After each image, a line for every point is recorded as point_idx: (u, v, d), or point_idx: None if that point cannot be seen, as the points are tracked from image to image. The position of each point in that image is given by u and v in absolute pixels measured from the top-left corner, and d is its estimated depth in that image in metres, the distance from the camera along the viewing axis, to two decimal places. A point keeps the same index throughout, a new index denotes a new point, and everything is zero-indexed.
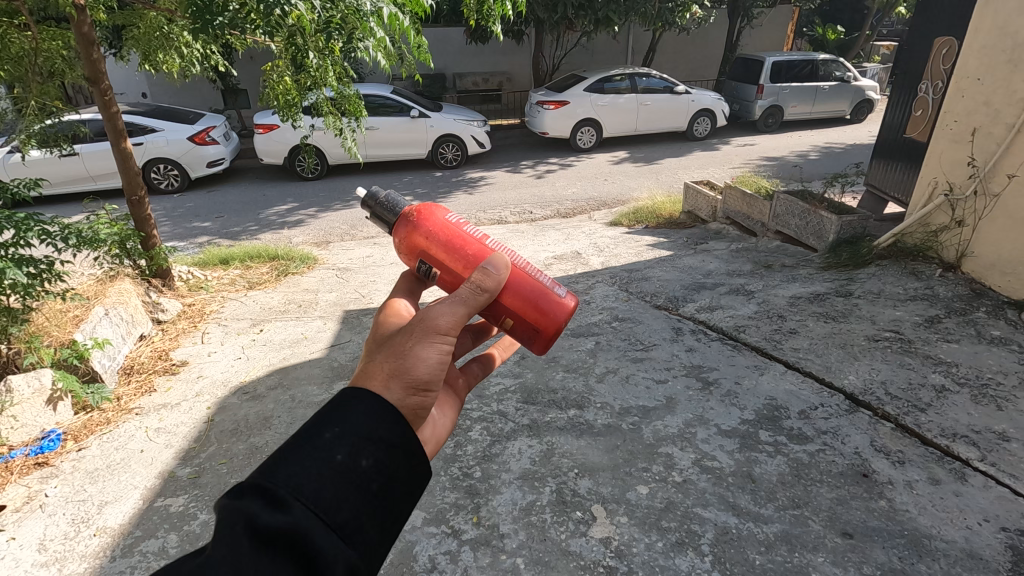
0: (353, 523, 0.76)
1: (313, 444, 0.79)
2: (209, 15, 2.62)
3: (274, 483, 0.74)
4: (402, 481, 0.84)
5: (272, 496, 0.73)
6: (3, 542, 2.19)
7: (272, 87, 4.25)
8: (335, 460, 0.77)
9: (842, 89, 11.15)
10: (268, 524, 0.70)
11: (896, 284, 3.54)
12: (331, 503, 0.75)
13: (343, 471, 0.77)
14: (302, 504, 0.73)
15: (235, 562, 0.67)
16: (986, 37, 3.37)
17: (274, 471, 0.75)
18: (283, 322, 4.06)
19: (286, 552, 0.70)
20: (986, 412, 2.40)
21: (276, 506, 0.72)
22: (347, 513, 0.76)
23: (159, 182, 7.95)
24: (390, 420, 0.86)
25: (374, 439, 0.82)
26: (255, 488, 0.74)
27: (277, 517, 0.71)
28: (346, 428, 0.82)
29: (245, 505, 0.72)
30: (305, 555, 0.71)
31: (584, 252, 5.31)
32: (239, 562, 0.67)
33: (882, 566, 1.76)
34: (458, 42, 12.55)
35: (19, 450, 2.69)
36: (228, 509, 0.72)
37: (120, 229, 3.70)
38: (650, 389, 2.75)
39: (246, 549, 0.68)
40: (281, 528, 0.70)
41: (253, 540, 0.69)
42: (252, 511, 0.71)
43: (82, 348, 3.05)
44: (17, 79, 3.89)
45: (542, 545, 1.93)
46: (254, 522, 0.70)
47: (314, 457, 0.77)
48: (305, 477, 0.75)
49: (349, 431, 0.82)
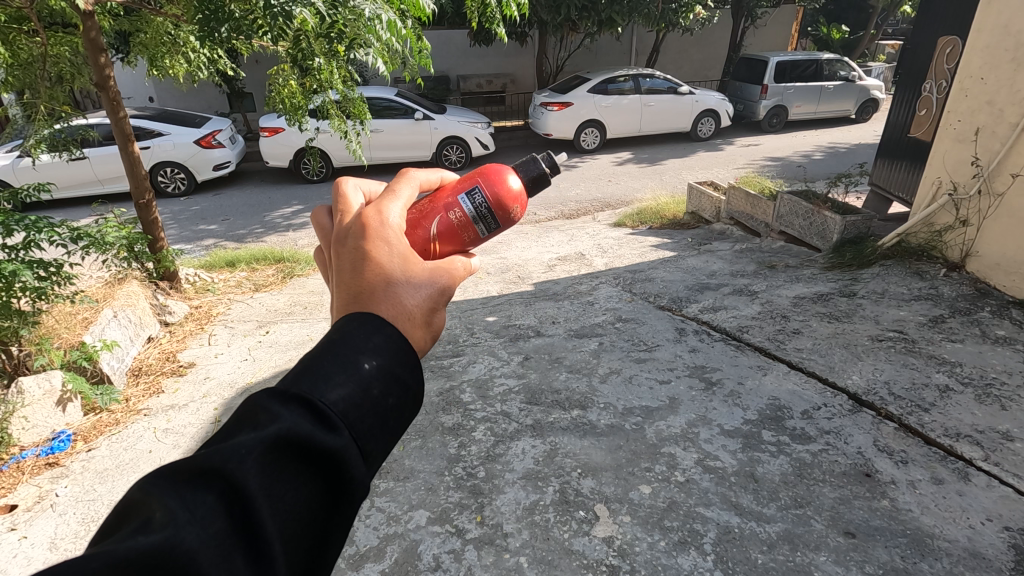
0: (377, 452, 0.81)
1: (355, 372, 0.81)
2: (215, 23, 2.69)
3: (321, 403, 0.77)
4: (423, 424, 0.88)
5: (318, 414, 0.76)
6: (15, 541, 2.23)
7: (277, 91, 4.29)
8: (374, 393, 0.81)
9: (847, 89, 11.13)
10: (311, 440, 0.74)
11: (901, 284, 3.53)
12: (366, 431, 0.79)
13: (379, 407, 0.81)
14: (345, 428, 0.77)
15: (278, 468, 0.72)
16: (990, 36, 3.36)
17: (322, 389, 0.79)
18: (289, 323, 4.10)
19: (322, 466, 0.75)
20: (990, 412, 2.40)
21: (325, 426, 0.76)
22: (375, 444, 0.80)
23: (166, 186, 8.02)
24: (418, 363, 0.89)
25: (407, 382, 0.86)
26: (300, 401, 0.77)
27: (322, 435, 0.75)
28: (386, 362, 0.85)
29: (291, 415, 0.75)
30: (337, 477, 0.76)
31: (587, 253, 5.33)
32: (281, 468, 0.72)
33: (885, 565, 1.76)
34: (461, 45, 12.61)
35: (30, 450, 2.74)
36: (274, 415, 0.74)
37: (128, 233, 3.75)
38: (653, 390, 2.76)
39: (287, 457, 0.73)
40: (324, 447, 0.75)
41: (294, 450, 0.73)
42: (299, 426, 0.74)
43: (91, 349, 3.10)
44: (27, 85, 3.95)
45: (545, 544, 1.94)
46: (300, 434, 0.74)
47: (357, 390, 0.80)
48: (348, 405, 0.79)
49: (388, 366, 0.85)
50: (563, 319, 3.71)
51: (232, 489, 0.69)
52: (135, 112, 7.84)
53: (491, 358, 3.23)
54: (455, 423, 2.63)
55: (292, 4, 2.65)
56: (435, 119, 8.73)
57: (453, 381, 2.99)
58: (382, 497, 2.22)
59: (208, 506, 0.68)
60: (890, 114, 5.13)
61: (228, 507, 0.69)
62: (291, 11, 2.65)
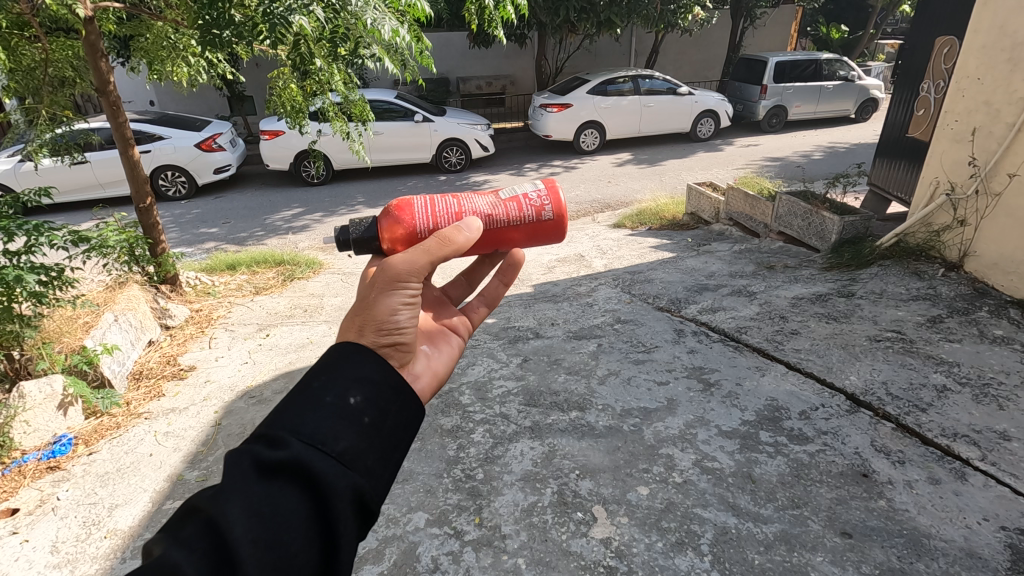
0: (350, 451, 0.89)
1: (304, 394, 0.93)
2: (216, 30, 2.75)
3: (276, 429, 0.89)
4: (393, 415, 0.96)
5: (272, 439, 0.87)
6: (17, 544, 2.25)
7: (277, 94, 4.29)
8: (325, 404, 0.91)
9: (846, 89, 11.12)
10: (272, 458, 0.84)
11: (899, 284, 3.54)
12: (326, 435, 0.88)
13: (335, 410, 0.91)
14: (298, 442, 0.86)
15: (246, 490, 0.82)
16: (986, 37, 3.37)
17: (277, 419, 0.90)
18: (289, 326, 4.11)
19: (289, 476, 0.84)
20: (986, 412, 2.40)
21: (277, 444, 0.86)
22: (345, 443, 0.89)
23: (166, 189, 8.06)
24: (366, 364, 0.99)
25: (364, 379, 0.97)
26: (259, 436, 0.89)
27: (276, 452, 0.85)
28: (330, 376, 0.95)
29: (251, 448, 0.87)
30: (308, 478, 0.84)
31: (587, 255, 5.34)
32: (250, 489, 0.82)
33: (881, 565, 1.77)
34: (459, 47, 12.65)
35: (31, 454, 2.76)
36: (240, 452, 0.87)
37: (129, 236, 3.78)
38: (651, 391, 2.77)
39: (253, 477, 0.83)
40: (283, 460, 0.84)
41: (259, 472, 0.84)
42: (256, 451, 0.86)
43: (92, 353, 3.12)
44: (30, 90, 3.99)
45: (543, 545, 1.95)
46: (258, 458, 0.85)
47: (307, 404, 0.91)
48: (301, 421, 0.89)
49: (331, 379, 0.95)
50: (562, 320, 3.71)
51: (209, 518, 0.80)
52: (136, 116, 7.87)
53: (490, 359, 3.25)
54: (454, 425, 2.64)
55: (292, 11, 2.69)
56: (435, 121, 8.74)
57: (452, 383, 3.00)
58: None
59: (192, 534, 0.79)
60: (889, 114, 5.14)
61: (211, 534, 0.79)
62: (290, 19, 2.68)
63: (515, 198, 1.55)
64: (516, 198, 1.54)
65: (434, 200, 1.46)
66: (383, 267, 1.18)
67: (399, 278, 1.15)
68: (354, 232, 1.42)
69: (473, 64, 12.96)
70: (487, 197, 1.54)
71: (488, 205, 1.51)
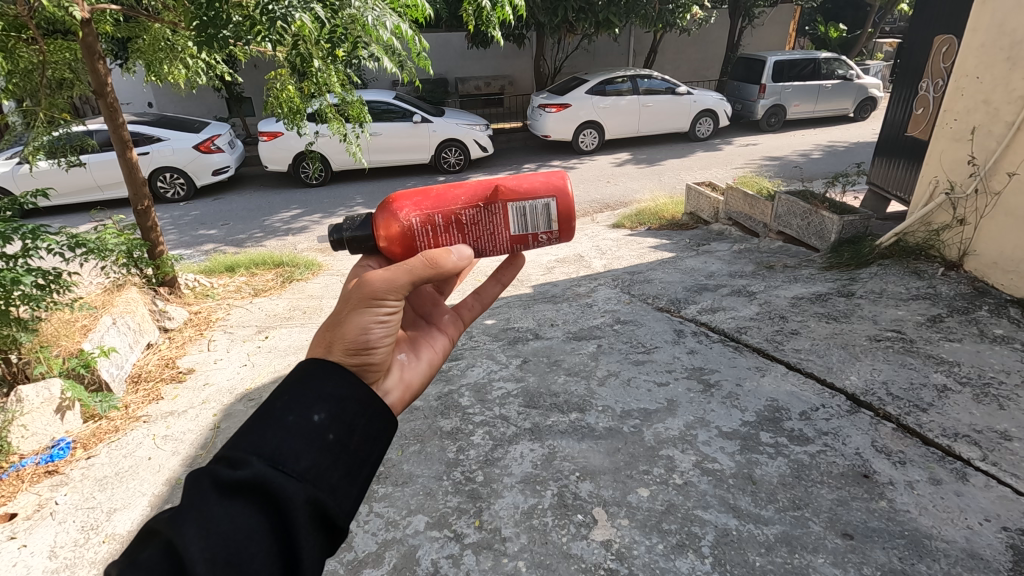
0: (313, 469, 0.89)
1: (268, 414, 0.93)
2: (213, 30, 2.73)
3: (237, 449, 0.89)
4: (360, 432, 0.97)
5: (234, 458, 0.87)
6: (15, 550, 2.24)
7: (275, 95, 4.26)
8: (289, 422, 0.92)
9: (844, 88, 11.12)
10: (233, 478, 0.84)
11: (899, 284, 3.52)
12: (289, 454, 0.88)
13: (300, 428, 0.91)
14: (261, 461, 0.87)
15: (205, 510, 0.82)
16: (985, 35, 3.37)
17: (240, 439, 0.91)
18: (287, 329, 4.10)
19: (249, 494, 0.84)
20: (987, 411, 2.39)
21: (239, 464, 0.86)
22: (307, 461, 0.89)
23: (165, 191, 8.04)
24: (334, 380, 0.99)
25: (330, 397, 0.97)
26: (221, 456, 0.89)
27: (237, 471, 0.85)
28: (296, 395, 0.95)
29: (212, 467, 0.87)
30: (268, 496, 0.85)
31: (586, 255, 5.34)
32: (208, 510, 0.82)
33: (882, 567, 1.76)
34: (458, 47, 12.64)
35: (30, 459, 2.74)
36: (199, 472, 0.87)
37: (127, 239, 3.79)
38: (651, 392, 2.76)
39: (213, 496, 0.83)
40: (246, 479, 0.84)
41: (218, 492, 0.84)
42: (216, 470, 0.86)
43: (89, 357, 3.11)
44: (28, 92, 3.97)
45: (544, 548, 1.95)
46: (217, 477, 0.85)
47: (271, 423, 0.92)
48: (263, 440, 0.90)
49: (296, 398, 0.95)
50: (562, 321, 3.70)
51: (167, 541, 0.80)
52: (135, 118, 7.86)
53: (490, 361, 3.23)
54: (454, 427, 2.63)
55: (292, 9, 2.68)
56: (433, 121, 8.72)
57: (452, 385, 2.99)
58: (380, 502, 2.23)
59: (150, 560, 0.79)
60: (889, 113, 5.12)
61: (168, 555, 0.80)
62: (291, 16, 2.68)
63: (523, 234, 1.49)
64: (525, 237, 1.49)
65: (439, 233, 1.40)
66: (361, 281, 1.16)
67: (372, 294, 1.12)
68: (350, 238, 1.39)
69: (471, 65, 12.96)
70: (496, 223, 1.45)
71: (495, 242, 1.47)
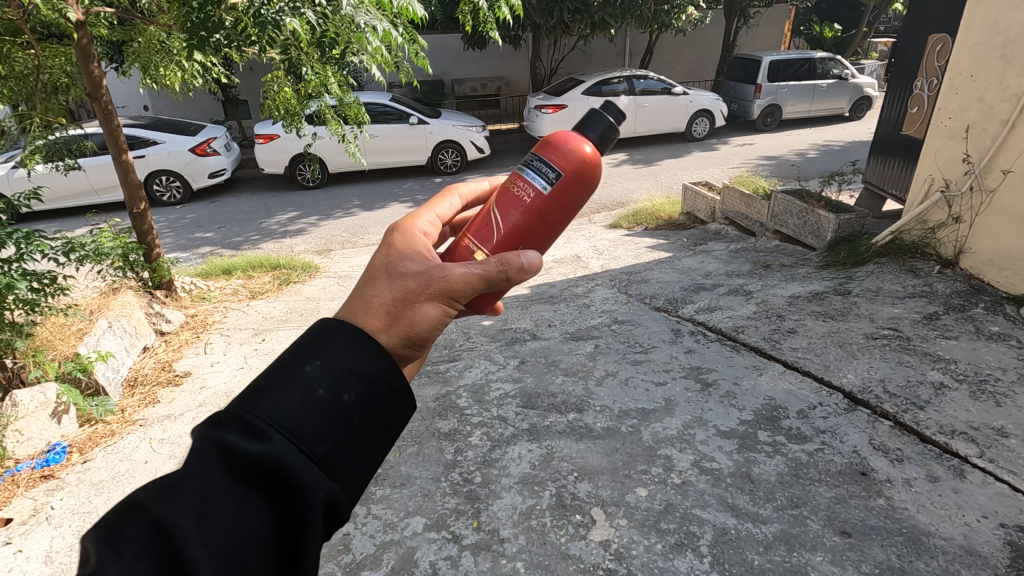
0: (333, 456, 0.82)
1: (294, 379, 0.84)
2: (205, 32, 2.69)
3: (256, 417, 0.80)
4: (385, 418, 0.89)
5: (251, 427, 0.79)
6: (10, 555, 2.23)
7: (272, 97, 4.23)
8: (318, 395, 0.83)
9: (840, 88, 11.16)
10: (247, 453, 0.77)
11: (895, 281, 3.54)
12: (310, 436, 0.81)
13: (325, 407, 0.83)
14: (282, 437, 0.79)
15: (208, 492, 0.76)
16: (977, 33, 3.39)
17: (257, 403, 0.82)
18: (284, 330, 4.10)
19: (263, 475, 0.77)
20: (984, 408, 2.40)
21: (257, 437, 0.78)
22: (327, 447, 0.82)
23: (161, 194, 8.02)
24: (374, 355, 0.91)
25: (363, 375, 0.88)
26: (234, 418, 0.81)
27: (255, 446, 0.77)
28: (328, 362, 0.87)
29: (223, 436, 0.79)
30: (280, 484, 0.77)
31: (583, 255, 5.35)
32: (210, 492, 0.76)
33: (880, 565, 1.76)
34: (454, 48, 12.64)
35: (25, 463, 2.73)
36: (209, 439, 0.79)
37: (123, 243, 3.78)
38: (649, 392, 2.76)
39: (219, 474, 0.77)
40: (260, 458, 0.77)
41: (228, 468, 0.77)
42: (228, 442, 0.78)
43: (86, 361, 3.09)
44: (23, 96, 3.95)
45: (543, 549, 1.94)
46: (231, 449, 0.77)
47: (297, 392, 0.83)
48: (284, 410, 0.81)
49: (331, 365, 0.87)
50: (559, 321, 3.71)
51: (158, 520, 0.74)
52: (130, 122, 7.84)
53: (488, 362, 3.23)
54: (451, 429, 2.63)
55: (283, 13, 2.67)
56: (430, 123, 8.71)
57: (450, 386, 2.99)
58: (379, 504, 2.22)
59: (136, 535, 0.73)
60: (883, 112, 5.15)
61: (156, 539, 0.73)
62: (281, 21, 2.66)
63: None
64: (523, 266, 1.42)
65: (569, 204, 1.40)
66: (440, 273, 1.07)
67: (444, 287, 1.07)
68: (599, 125, 1.41)
69: (468, 66, 12.96)
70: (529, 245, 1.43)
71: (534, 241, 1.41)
